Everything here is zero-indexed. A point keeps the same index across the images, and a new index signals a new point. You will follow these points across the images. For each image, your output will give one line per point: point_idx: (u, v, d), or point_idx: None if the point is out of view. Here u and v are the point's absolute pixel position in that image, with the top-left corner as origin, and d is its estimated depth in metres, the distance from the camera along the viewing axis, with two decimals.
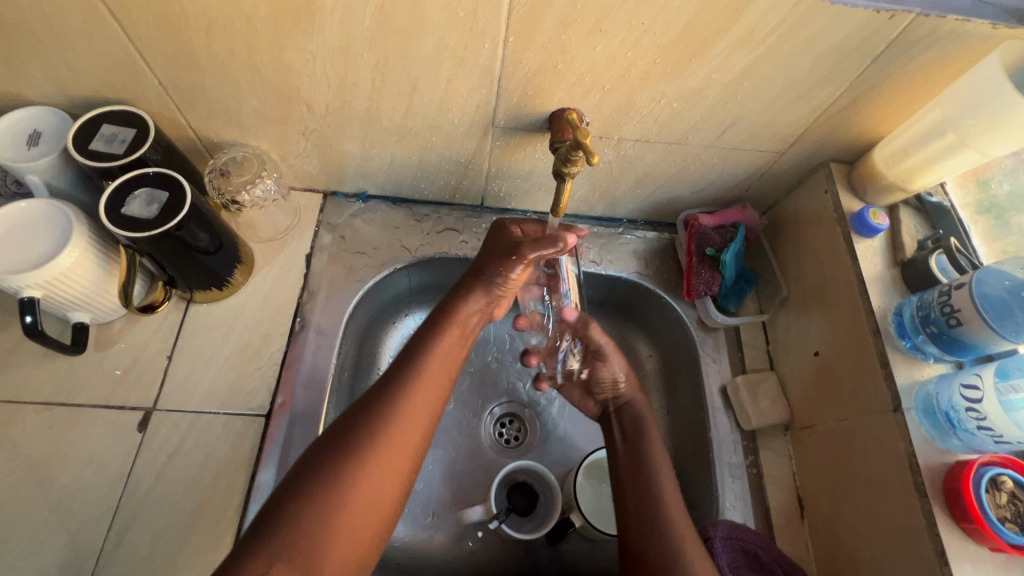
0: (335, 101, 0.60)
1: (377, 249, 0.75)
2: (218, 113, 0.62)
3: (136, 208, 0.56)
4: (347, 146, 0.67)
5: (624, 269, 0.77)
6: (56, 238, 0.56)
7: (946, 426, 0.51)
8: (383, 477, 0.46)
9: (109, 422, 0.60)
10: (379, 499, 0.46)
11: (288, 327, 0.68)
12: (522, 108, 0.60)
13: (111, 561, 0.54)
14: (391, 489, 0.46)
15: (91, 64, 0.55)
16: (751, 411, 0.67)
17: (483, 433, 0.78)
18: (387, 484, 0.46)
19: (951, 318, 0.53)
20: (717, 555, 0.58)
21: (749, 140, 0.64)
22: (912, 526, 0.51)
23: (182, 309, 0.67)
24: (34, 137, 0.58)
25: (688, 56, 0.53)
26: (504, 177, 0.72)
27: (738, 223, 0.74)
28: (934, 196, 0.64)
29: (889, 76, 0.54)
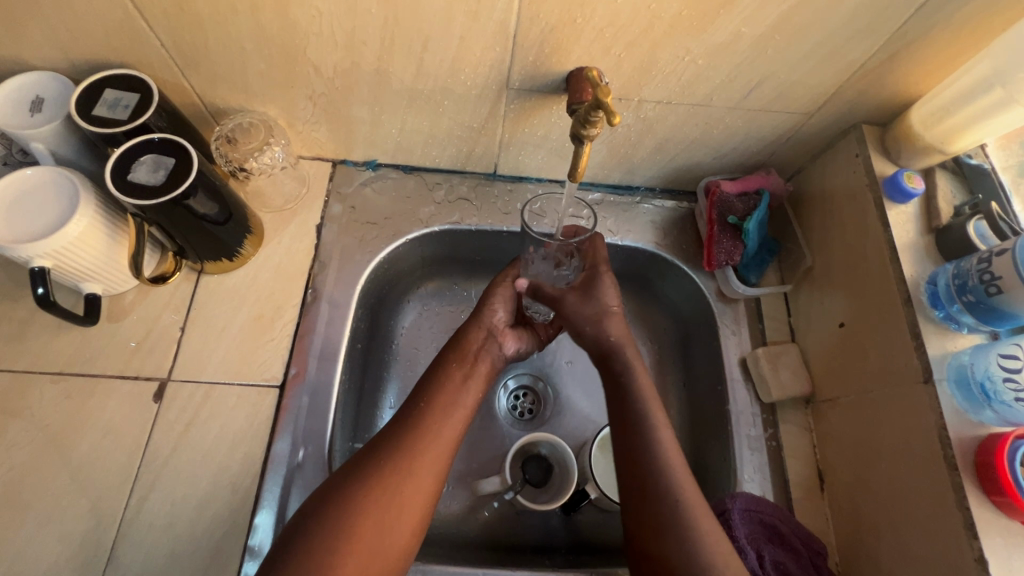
0: (343, 62, 0.57)
1: (389, 219, 0.73)
2: (223, 77, 0.60)
3: (142, 174, 0.55)
4: (357, 111, 0.65)
5: (641, 239, 0.75)
6: (63, 207, 0.54)
7: (980, 399, 0.49)
8: (416, 482, 0.52)
9: (126, 392, 0.60)
10: (413, 504, 0.51)
11: (300, 298, 0.67)
12: (538, 68, 0.57)
13: (133, 527, 0.55)
14: (422, 496, 0.52)
15: (90, 25, 0.53)
16: (772, 383, 0.66)
17: (498, 405, 0.77)
18: (421, 484, 0.52)
19: (991, 286, 0.51)
20: (734, 527, 0.58)
21: (777, 101, 0.60)
22: (940, 500, 0.50)
23: (193, 280, 0.66)
24: (37, 104, 0.57)
25: (718, 6, 0.49)
26: (518, 142, 0.69)
27: (762, 190, 0.71)
28: (973, 158, 0.60)
29: (933, 28, 0.51)
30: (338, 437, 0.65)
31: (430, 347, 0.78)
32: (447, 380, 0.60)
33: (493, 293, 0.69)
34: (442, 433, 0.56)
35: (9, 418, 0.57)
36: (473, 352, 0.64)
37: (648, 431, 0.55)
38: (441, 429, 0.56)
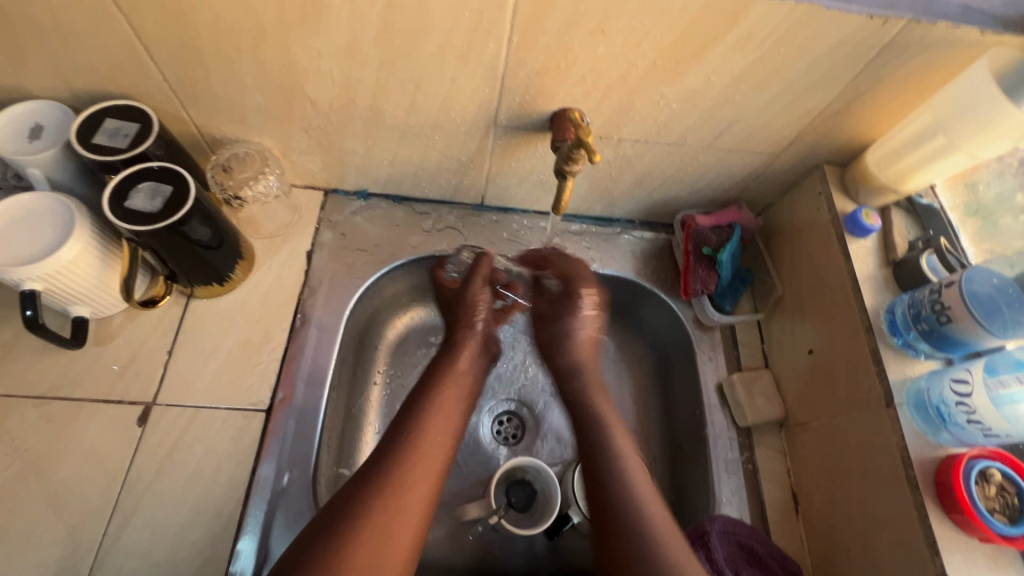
0: (339, 98, 0.60)
1: (378, 246, 0.76)
2: (222, 109, 0.62)
3: (139, 201, 0.56)
4: (350, 144, 0.68)
5: (621, 269, 0.79)
6: (58, 231, 0.55)
7: (937, 420, 0.53)
8: (421, 472, 0.53)
9: (108, 416, 0.59)
10: (424, 484, 0.53)
11: (288, 323, 0.68)
12: (524, 108, 0.61)
13: (111, 553, 0.54)
14: (408, 544, 0.50)
15: (95, 58, 0.55)
16: (747, 408, 0.69)
17: (481, 431, 0.78)
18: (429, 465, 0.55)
19: (942, 315, 0.54)
20: (713, 549, 0.59)
21: (745, 142, 0.65)
22: (905, 519, 0.52)
23: (182, 305, 0.67)
24: (36, 131, 0.59)
25: (688, 57, 0.54)
26: (505, 176, 0.73)
27: (734, 223, 0.75)
28: (924, 198, 0.65)
29: (881, 81, 0.56)
30: (322, 460, 0.65)
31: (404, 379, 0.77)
32: (437, 391, 0.60)
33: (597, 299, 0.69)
34: (410, 500, 0.52)
35: None
36: (459, 360, 0.64)
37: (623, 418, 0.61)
38: (411, 496, 0.52)
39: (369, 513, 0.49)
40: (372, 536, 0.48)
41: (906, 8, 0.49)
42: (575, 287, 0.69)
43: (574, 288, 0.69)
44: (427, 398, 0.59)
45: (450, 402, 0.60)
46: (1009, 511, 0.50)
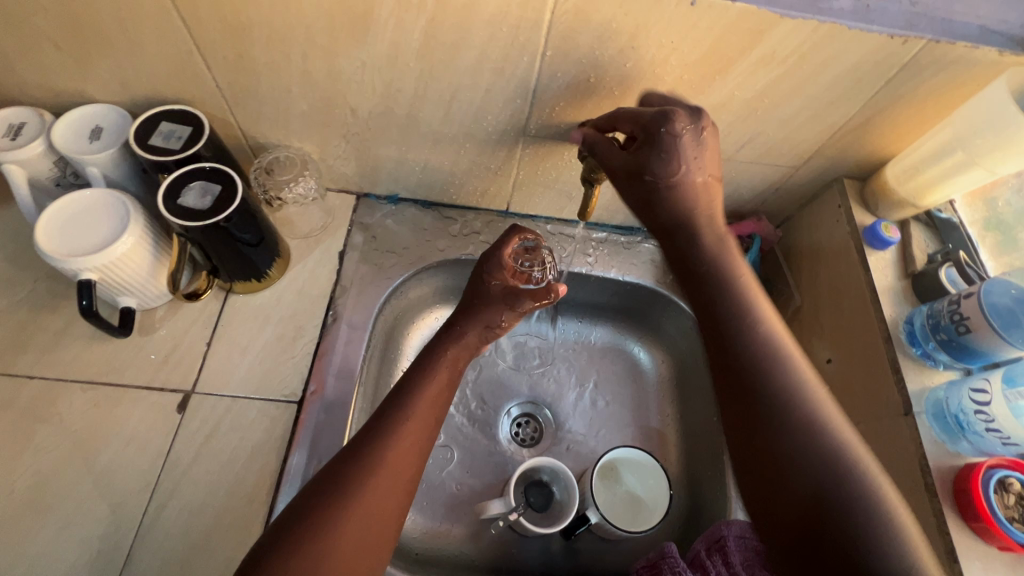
0: (378, 106, 0.64)
1: (407, 248, 0.78)
2: (267, 115, 0.66)
3: (191, 199, 0.60)
4: (385, 150, 0.71)
5: (641, 277, 0.81)
6: (114, 226, 0.59)
7: (955, 430, 0.53)
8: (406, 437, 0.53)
9: (151, 403, 0.62)
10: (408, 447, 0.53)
11: (320, 319, 0.71)
12: (553, 118, 0.64)
13: (150, 533, 0.56)
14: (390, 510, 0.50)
15: (156, 65, 0.59)
16: None
17: (501, 432, 0.80)
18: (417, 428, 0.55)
19: (960, 325, 0.55)
20: (730, 553, 0.61)
21: (766, 155, 0.67)
22: (924, 527, 0.52)
23: (221, 299, 0.70)
24: (96, 132, 0.63)
25: (714, 73, 0.56)
26: (531, 184, 0.76)
27: (754, 235, 0.77)
28: (943, 212, 0.66)
29: (901, 98, 0.58)
30: None
31: None
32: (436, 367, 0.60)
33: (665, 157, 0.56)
34: (384, 502, 0.50)
35: (40, 423, 0.60)
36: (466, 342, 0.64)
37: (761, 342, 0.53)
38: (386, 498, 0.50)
39: (346, 517, 0.47)
40: (347, 540, 0.47)
41: (925, 28, 0.51)
42: (655, 125, 0.54)
43: (664, 112, 0.54)
44: (409, 398, 0.56)
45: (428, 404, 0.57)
46: None
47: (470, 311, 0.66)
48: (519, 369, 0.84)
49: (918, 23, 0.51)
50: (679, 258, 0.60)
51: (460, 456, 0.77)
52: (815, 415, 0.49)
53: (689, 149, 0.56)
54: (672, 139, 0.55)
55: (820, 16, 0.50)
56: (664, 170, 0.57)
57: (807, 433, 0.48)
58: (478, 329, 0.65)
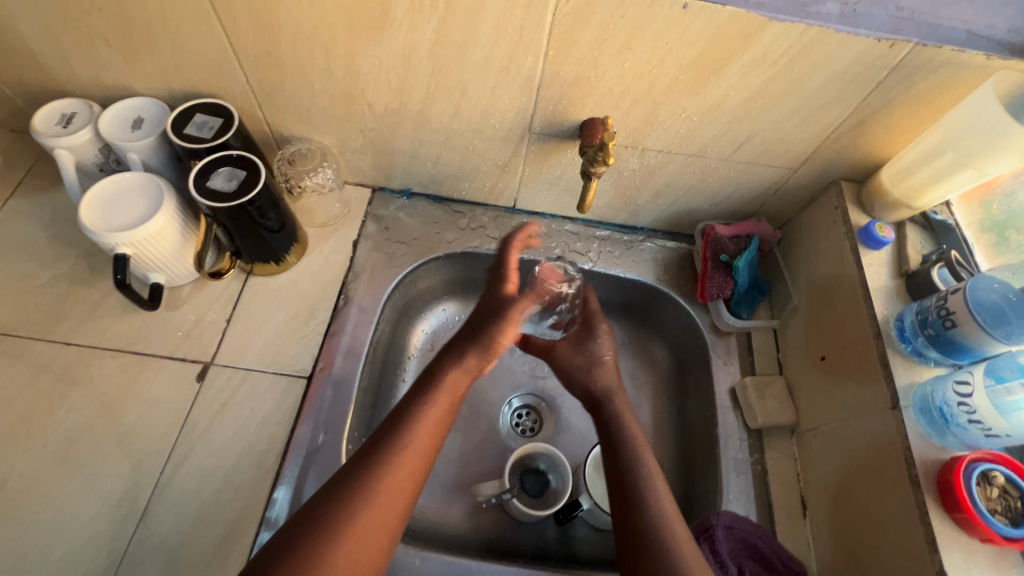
0: (393, 102, 0.68)
1: (417, 239, 0.82)
2: (291, 110, 0.71)
3: (219, 182, 0.65)
4: (398, 145, 0.75)
5: (641, 274, 0.83)
6: (149, 206, 0.64)
7: (940, 423, 0.54)
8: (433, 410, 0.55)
9: (173, 372, 0.67)
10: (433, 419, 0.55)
11: (332, 302, 0.75)
12: (556, 116, 0.67)
13: (166, 490, 0.60)
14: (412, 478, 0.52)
15: (193, 62, 0.65)
16: (758, 410, 0.71)
17: (501, 420, 0.83)
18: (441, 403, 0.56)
19: (947, 320, 0.56)
20: (718, 543, 0.61)
21: (763, 155, 0.70)
22: (908, 518, 0.53)
23: (241, 280, 0.75)
24: (138, 123, 0.70)
25: (708, 74, 0.59)
26: (537, 180, 0.79)
27: (753, 234, 0.79)
28: (939, 214, 0.68)
29: (893, 100, 0.60)
30: (353, 430, 0.70)
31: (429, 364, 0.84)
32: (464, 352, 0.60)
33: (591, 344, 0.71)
34: (365, 556, 0.47)
35: (72, 385, 0.65)
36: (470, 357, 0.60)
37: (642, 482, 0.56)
38: (365, 553, 0.47)
39: (326, 571, 0.45)
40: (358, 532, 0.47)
41: (912, 32, 0.53)
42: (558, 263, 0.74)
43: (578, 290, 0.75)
44: (395, 437, 0.52)
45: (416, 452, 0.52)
46: (1011, 514, 0.51)
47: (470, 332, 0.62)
48: (520, 361, 0.87)
49: (905, 27, 0.53)
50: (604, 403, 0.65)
51: (460, 440, 0.80)
52: (666, 535, 0.52)
53: (608, 345, 0.71)
54: (597, 342, 0.71)
55: (808, 19, 0.52)
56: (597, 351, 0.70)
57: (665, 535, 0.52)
58: (479, 352, 0.60)
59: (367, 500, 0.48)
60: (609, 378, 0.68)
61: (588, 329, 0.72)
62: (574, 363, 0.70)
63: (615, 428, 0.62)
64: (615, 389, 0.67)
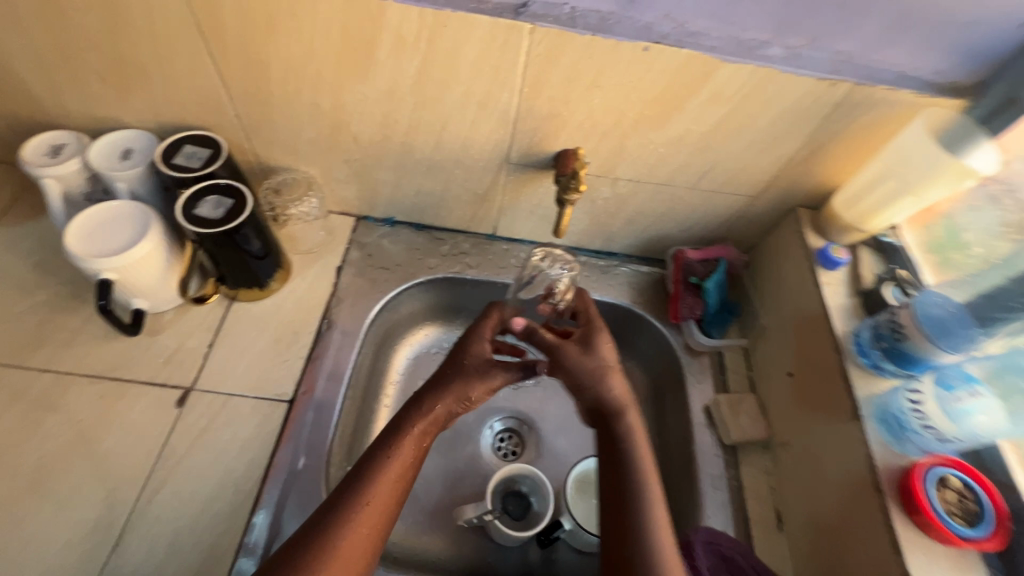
0: (378, 135, 0.72)
1: (399, 266, 0.85)
2: (279, 142, 0.74)
3: (205, 210, 0.66)
4: (382, 175, 0.79)
5: (617, 297, 0.87)
6: (135, 233, 0.65)
7: (899, 431, 0.57)
8: (403, 452, 0.58)
9: (153, 397, 0.67)
10: (401, 460, 0.57)
11: (316, 326, 0.76)
12: (532, 148, 0.71)
13: (141, 517, 0.59)
14: (381, 519, 0.54)
15: (186, 96, 0.68)
16: (732, 426, 0.74)
17: (483, 444, 0.84)
18: (411, 444, 0.59)
19: (897, 333, 0.60)
20: (696, 557, 0.63)
21: (726, 184, 0.75)
22: (875, 526, 0.55)
23: (225, 306, 0.76)
24: (127, 153, 0.72)
25: (670, 109, 0.64)
26: (514, 208, 0.83)
27: (721, 258, 0.83)
28: (887, 237, 0.73)
29: (837, 133, 0.65)
30: (335, 455, 0.70)
31: (412, 389, 0.84)
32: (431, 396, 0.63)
33: (572, 362, 0.64)
34: None
35: (48, 412, 0.64)
36: (424, 412, 0.61)
37: (641, 494, 0.57)
38: None
39: None
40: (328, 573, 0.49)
41: (848, 73, 0.59)
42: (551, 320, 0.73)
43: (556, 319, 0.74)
44: (366, 478, 0.55)
45: (376, 511, 0.53)
46: (967, 516, 0.53)
47: (433, 386, 0.64)
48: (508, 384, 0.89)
49: (842, 69, 0.59)
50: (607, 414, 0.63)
51: (442, 465, 0.80)
52: (653, 550, 0.53)
53: (612, 351, 0.65)
54: (600, 344, 0.65)
55: (756, 61, 0.58)
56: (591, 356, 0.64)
57: (654, 550, 0.53)
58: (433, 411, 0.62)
59: (340, 541, 0.51)
60: (623, 391, 0.63)
61: (588, 333, 0.66)
62: (584, 369, 0.63)
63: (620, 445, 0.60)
64: (627, 402, 0.63)
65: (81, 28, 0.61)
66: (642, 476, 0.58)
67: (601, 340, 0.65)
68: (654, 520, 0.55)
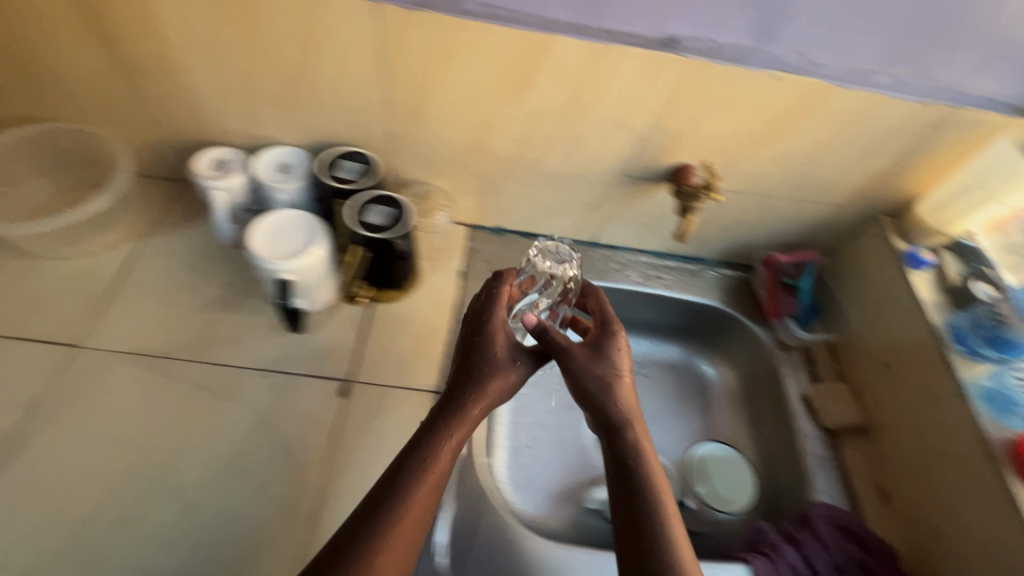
0: (513, 151, 0.80)
1: (513, 270, 0.92)
2: (419, 157, 0.82)
3: (373, 218, 0.73)
4: (505, 187, 0.86)
5: (709, 298, 0.95)
6: (309, 240, 0.72)
7: (1008, 405, 0.67)
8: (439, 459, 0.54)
9: (318, 389, 0.73)
10: (439, 470, 0.54)
11: (449, 324, 0.83)
12: (651, 162, 0.80)
13: (327, 495, 0.65)
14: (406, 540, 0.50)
15: (346, 116, 0.76)
16: (831, 412, 0.81)
17: (590, 435, 0.93)
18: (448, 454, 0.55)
19: (998, 323, 0.71)
20: (818, 529, 0.70)
21: (819, 193, 0.83)
22: (991, 493, 0.63)
23: (366, 307, 0.82)
24: (284, 167, 0.79)
25: (784, 128, 0.73)
26: (619, 217, 0.91)
27: (809, 262, 0.92)
28: (969, 241, 0.82)
29: (928, 148, 0.74)
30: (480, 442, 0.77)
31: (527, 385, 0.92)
32: (475, 400, 0.59)
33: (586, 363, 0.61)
34: None
35: (229, 402, 0.70)
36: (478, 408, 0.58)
37: (646, 506, 0.52)
38: None
39: None
40: None
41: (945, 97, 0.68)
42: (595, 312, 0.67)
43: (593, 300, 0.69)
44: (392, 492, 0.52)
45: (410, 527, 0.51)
46: None
47: (456, 392, 0.59)
48: None
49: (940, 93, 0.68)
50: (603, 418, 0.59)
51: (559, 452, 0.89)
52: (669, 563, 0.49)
53: (624, 361, 0.63)
54: (612, 351, 0.63)
55: (868, 86, 0.67)
56: (608, 364, 0.62)
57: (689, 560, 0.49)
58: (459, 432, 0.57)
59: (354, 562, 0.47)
60: (630, 404, 0.60)
61: (603, 338, 0.64)
62: (593, 376, 0.61)
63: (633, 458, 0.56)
64: (635, 416, 0.59)
65: (271, 57, 0.69)
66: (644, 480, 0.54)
67: (612, 347, 0.63)
68: (666, 518, 0.52)
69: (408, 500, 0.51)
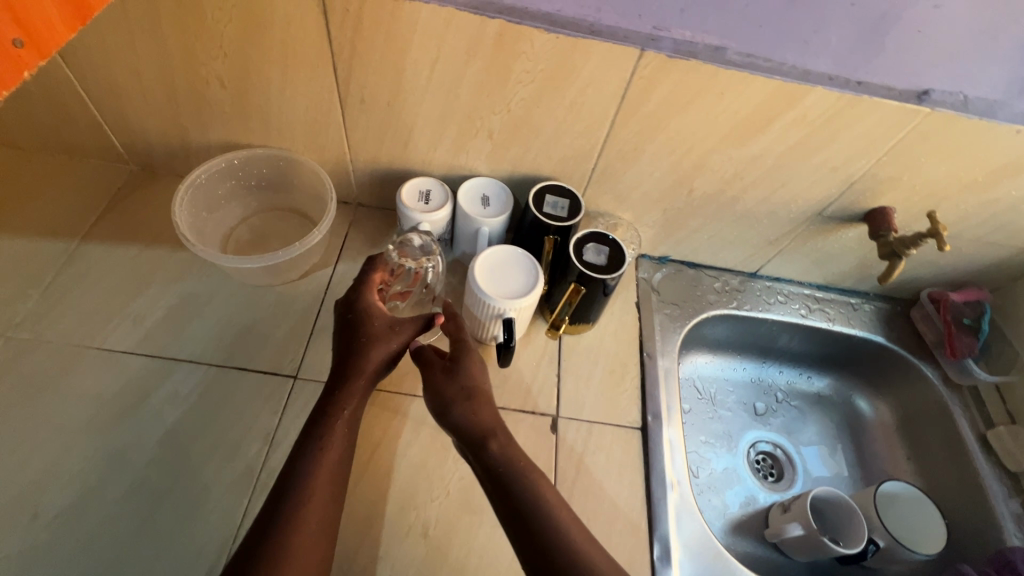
0: (714, 190, 0.80)
1: (684, 302, 0.93)
2: (615, 192, 0.82)
3: (591, 256, 0.74)
4: (689, 222, 0.87)
5: (871, 333, 0.96)
6: (527, 278, 0.72)
7: None
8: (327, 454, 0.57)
9: (531, 424, 0.74)
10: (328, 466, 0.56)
11: (638, 358, 0.84)
12: (851, 205, 0.80)
13: None
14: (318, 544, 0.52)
15: (558, 152, 0.76)
16: (1017, 455, 0.83)
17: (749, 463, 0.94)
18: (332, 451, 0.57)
19: None
20: None
21: (1007, 238, 0.84)
22: None
23: (557, 339, 0.83)
24: (485, 200, 0.79)
25: (1002, 179, 0.73)
26: (793, 253, 0.91)
27: (982, 301, 0.93)
28: None
29: None
30: None
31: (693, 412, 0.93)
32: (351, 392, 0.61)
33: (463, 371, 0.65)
34: None
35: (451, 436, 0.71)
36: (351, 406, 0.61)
37: (560, 521, 0.54)
38: None
39: None
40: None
41: None
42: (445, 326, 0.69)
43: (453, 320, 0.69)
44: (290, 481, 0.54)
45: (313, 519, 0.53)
46: None
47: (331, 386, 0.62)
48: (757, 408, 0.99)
49: None
50: (466, 427, 0.62)
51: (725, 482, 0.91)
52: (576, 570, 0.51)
53: (481, 373, 0.66)
54: (470, 366, 0.66)
55: None
56: (470, 376, 0.65)
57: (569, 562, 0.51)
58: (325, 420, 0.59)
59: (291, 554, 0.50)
60: (492, 417, 0.63)
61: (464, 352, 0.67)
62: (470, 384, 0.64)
63: (506, 467, 0.58)
64: (497, 426, 0.62)
65: (507, 96, 0.68)
66: (538, 492, 0.57)
67: (471, 362, 0.67)
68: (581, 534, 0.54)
69: (307, 489, 0.54)
